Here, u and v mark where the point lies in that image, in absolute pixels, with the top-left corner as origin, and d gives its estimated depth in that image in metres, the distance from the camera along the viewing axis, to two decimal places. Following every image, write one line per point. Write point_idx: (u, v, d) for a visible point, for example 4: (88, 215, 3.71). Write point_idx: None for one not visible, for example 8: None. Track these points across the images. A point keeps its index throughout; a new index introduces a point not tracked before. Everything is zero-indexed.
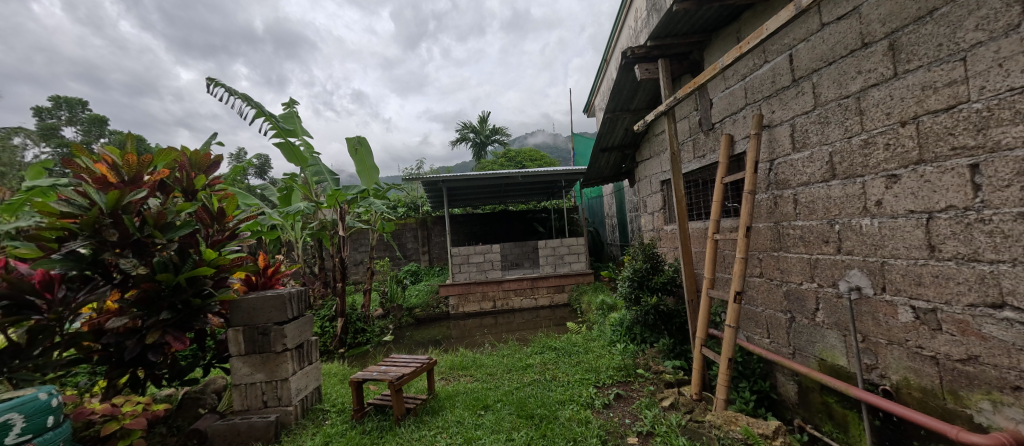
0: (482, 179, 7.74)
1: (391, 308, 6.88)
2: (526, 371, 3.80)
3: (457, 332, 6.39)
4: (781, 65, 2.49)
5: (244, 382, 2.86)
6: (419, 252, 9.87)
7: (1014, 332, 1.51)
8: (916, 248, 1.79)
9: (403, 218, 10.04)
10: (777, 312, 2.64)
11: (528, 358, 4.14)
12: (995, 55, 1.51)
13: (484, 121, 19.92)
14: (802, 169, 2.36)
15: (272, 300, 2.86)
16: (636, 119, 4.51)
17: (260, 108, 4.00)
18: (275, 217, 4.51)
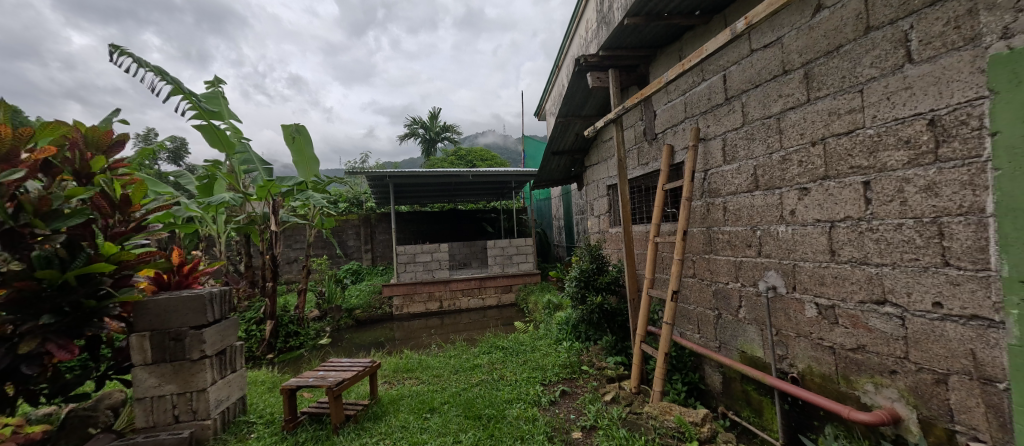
0: (430, 176, 7.64)
1: (329, 309, 6.61)
2: (473, 371, 3.84)
3: (399, 333, 6.28)
4: (716, 84, 2.74)
5: (151, 396, 2.65)
6: (361, 250, 9.53)
7: (892, 325, 1.76)
8: (820, 252, 2.05)
9: (344, 214, 9.71)
10: (706, 309, 2.90)
11: (475, 358, 4.18)
12: (883, 90, 1.76)
13: (434, 117, 19.60)
14: (731, 180, 2.62)
15: (189, 302, 2.67)
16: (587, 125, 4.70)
17: (177, 85, 3.71)
18: (194, 209, 4.16)
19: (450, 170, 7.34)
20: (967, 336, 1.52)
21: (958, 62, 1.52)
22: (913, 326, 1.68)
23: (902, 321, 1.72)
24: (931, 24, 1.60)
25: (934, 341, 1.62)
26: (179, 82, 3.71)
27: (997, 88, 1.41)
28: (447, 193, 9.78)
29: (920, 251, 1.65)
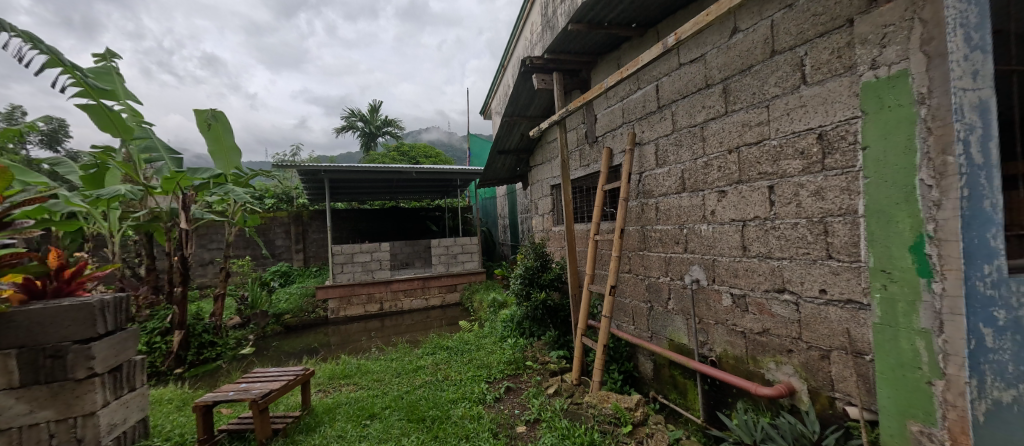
0: (370, 172, 7.38)
1: (253, 315, 6.11)
2: (416, 373, 3.82)
3: (335, 338, 6.07)
4: (650, 93, 2.96)
5: (15, 426, 2.14)
6: (290, 250, 9.00)
7: (789, 310, 2.03)
8: (735, 248, 2.31)
9: (272, 211, 9.08)
10: (640, 302, 3.13)
11: (418, 360, 4.16)
12: (785, 107, 2.02)
13: (374, 111, 18.90)
14: (662, 182, 2.85)
15: (73, 311, 2.26)
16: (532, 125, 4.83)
17: (58, 56, 3.15)
18: (77, 203, 3.58)
19: (392, 166, 7.18)
20: (843, 316, 1.80)
21: (840, 87, 1.78)
22: (805, 311, 1.96)
23: (797, 307, 2.00)
24: (820, 52, 1.86)
25: (819, 323, 1.90)
26: (60, 54, 3.14)
27: (866, 109, 1.68)
28: (389, 190, 9.51)
29: (810, 246, 1.93)
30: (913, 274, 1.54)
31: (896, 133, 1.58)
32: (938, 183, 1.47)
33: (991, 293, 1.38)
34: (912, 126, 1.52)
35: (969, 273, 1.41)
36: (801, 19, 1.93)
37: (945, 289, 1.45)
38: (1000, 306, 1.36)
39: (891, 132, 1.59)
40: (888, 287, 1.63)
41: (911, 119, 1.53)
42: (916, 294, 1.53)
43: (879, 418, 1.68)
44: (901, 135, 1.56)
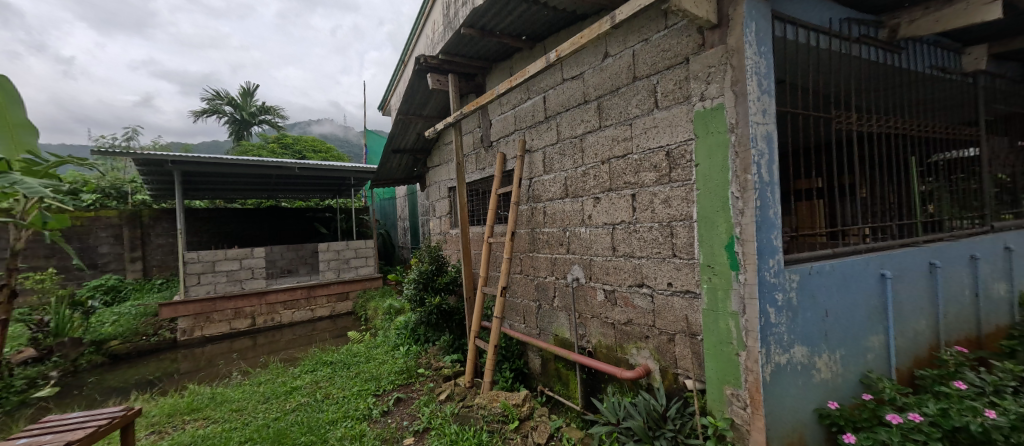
0: (238, 164, 6.49)
1: (57, 345, 4.98)
2: (290, 396, 3.49)
3: (185, 365, 5.28)
4: (538, 104, 3.17)
5: None
6: (122, 261, 7.50)
7: (646, 302, 2.36)
8: (606, 249, 2.60)
9: (94, 209, 7.38)
10: (530, 301, 3.31)
11: (295, 380, 3.82)
12: (643, 126, 2.34)
13: (247, 95, 16.70)
14: (548, 187, 3.06)
15: None
16: (428, 126, 4.78)
17: None
18: None
19: (268, 160, 6.47)
20: (684, 305, 2.15)
21: (681, 113, 2.12)
22: (657, 301, 2.29)
23: (652, 298, 2.32)
24: (668, 82, 2.20)
25: (668, 311, 2.23)
26: None
27: (697, 133, 2.03)
28: (265, 188, 8.53)
29: (661, 246, 2.26)
30: (727, 268, 1.90)
31: (716, 154, 1.93)
32: (742, 195, 1.83)
33: (775, 281, 1.81)
34: (725, 149, 1.88)
35: (761, 266, 1.79)
36: (655, 52, 2.26)
37: (746, 280, 1.82)
38: (779, 290, 1.82)
39: (713, 153, 1.95)
40: (711, 279, 1.98)
41: (725, 144, 1.89)
42: (728, 284, 1.90)
43: (706, 388, 2.03)
44: (719, 156, 1.92)
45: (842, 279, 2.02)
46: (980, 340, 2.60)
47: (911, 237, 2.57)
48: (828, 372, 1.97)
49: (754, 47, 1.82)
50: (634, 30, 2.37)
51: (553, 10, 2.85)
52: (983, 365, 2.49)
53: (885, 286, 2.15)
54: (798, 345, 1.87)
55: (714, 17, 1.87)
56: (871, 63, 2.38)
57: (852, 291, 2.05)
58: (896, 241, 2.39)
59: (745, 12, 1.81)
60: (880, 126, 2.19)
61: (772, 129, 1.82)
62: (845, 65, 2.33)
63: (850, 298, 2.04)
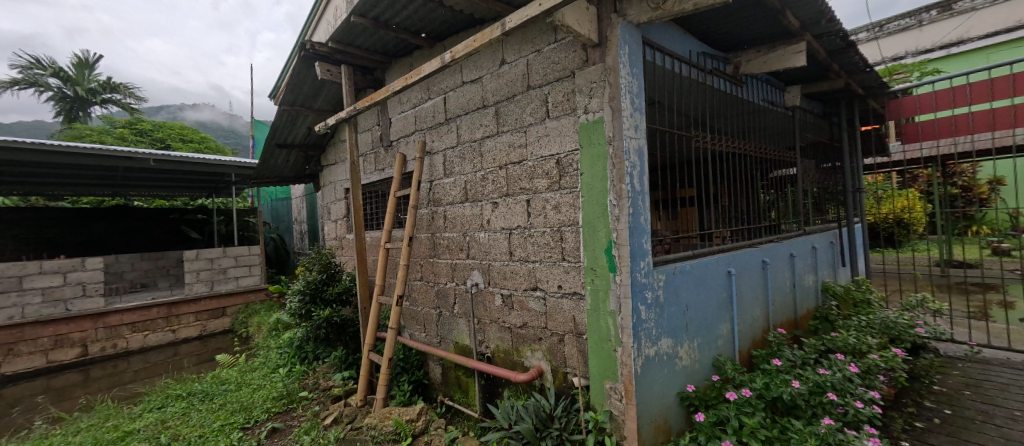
0: (64, 152, 5.22)
1: None
2: (123, 442, 2.88)
3: None
4: (438, 104, 3.10)
5: None
6: None
7: (540, 305, 2.43)
8: (503, 253, 2.63)
9: None
10: (430, 309, 3.22)
11: (131, 423, 3.16)
12: (536, 134, 2.42)
13: (81, 68, 13.91)
14: (449, 191, 3.01)
15: None
16: (320, 120, 4.41)
17: None
18: None
19: (110, 148, 5.31)
20: (572, 306, 2.26)
21: (569, 123, 2.25)
22: (549, 304, 2.38)
23: (545, 301, 2.41)
24: (558, 93, 2.31)
25: (559, 312, 2.33)
26: None
27: (581, 144, 2.17)
28: (108, 183, 7.05)
29: (552, 250, 2.35)
30: (606, 270, 2.06)
31: (597, 165, 2.09)
32: (618, 203, 2.01)
33: (645, 281, 2.03)
34: (604, 160, 2.05)
35: (633, 268, 1.98)
36: (546, 63, 2.36)
37: (621, 281, 1.99)
38: (648, 289, 2.04)
39: (594, 163, 2.11)
40: (593, 281, 2.13)
41: (604, 155, 2.06)
42: (607, 285, 2.06)
43: (589, 384, 2.17)
44: (599, 166, 2.08)
45: (699, 277, 2.33)
46: (797, 322, 3.19)
47: (755, 239, 3.02)
48: (688, 359, 2.25)
49: (627, 68, 2.03)
50: (528, 40, 2.46)
51: (450, 10, 2.81)
52: (798, 341, 3.08)
53: (731, 281, 2.52)
54: (663, 338, 2.11)
55: (595, 36, 2.04)
56: (720, 92, 2.78)
57: (706, 287, 2.37)
58: (741, 243, 2.79)
59: (620, 36, 2.02)
60: (727, 146, 2.56)
61: (642, 144, 2.05)
62: (698, 93, 2.67)
63: (705, 293, 2.36)
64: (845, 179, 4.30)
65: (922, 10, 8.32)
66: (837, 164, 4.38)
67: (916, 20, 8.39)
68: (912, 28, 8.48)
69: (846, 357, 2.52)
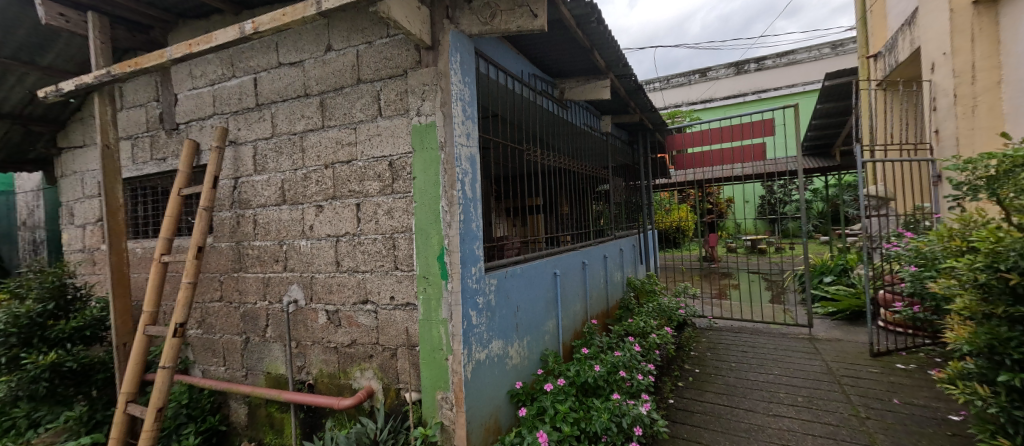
0: None
1: None
2: None
3: None
4: (246, 85, 2.56)
5: None
6: None
7: (370, 319, 2.24)
8: (329, 264, 2.33)
9: None
10: (232, 335, 2.62)
11: None
12: (367, 132, 2.23)
13: None
14: (260, 191, 2.51)
15: None
16: (51, 83, 3.15)
17: None
18: None
19: None
20: (405, 317, 2.15)
21: (402, 124, 2.14)
22: (381, 316, 2.21)
23: (376, 314, 2.22)
24: (390, 91, 2.17)
25: (392, 325, 2.18)
26: None
27: (414, 147, 2.10)
28: None
29: (384, 259, 2.20)
30: (439, 278, 2.04)
31: (430, 170, 2.06)
32: (450, 209, 2.03)
33: (476, 286, 2.11)
34: (437, 166, 2.04)
35: (464, 273, 2.03)
36: (378, 59, 2.20)
37: (453, 287, 2.01)
38: (479, 294, 2.13)
39: (427, 169, 2.07)
40: (426, 290, 2.08)
41: (436, 161, 2.05)
42: (439, 293, 2.04)
43: (421, 396, 2.11)
44: (432, 173, 2.06)
45: (528, 279, 2.52)
46: (608, 311, 3.81)
47: (581, 242, 3.47)
48: (518, 358, 2.41)
49: (459, 77, 2.09)
50: (357, 29, 2.25)
51: None
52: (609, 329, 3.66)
53: (556, 281, 2.81)
54: (494, 340, 2.21)
55: (427, 38, 2.01)
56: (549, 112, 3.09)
57: (535, 288, 2.58)
58: (568, 246, 3.17)
59: (451, 43, 2.05)
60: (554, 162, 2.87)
61: (473, 152, 2.14)
62: (533, 112, 2.94)
63: (534, 294, 2.57)
64: (641, 194, 5.33)
65: (690, 73, 11.48)
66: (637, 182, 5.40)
67: (687, 79, 11.54)
68: (685, 84, 11.63)
69: (637, 337, 3.08)
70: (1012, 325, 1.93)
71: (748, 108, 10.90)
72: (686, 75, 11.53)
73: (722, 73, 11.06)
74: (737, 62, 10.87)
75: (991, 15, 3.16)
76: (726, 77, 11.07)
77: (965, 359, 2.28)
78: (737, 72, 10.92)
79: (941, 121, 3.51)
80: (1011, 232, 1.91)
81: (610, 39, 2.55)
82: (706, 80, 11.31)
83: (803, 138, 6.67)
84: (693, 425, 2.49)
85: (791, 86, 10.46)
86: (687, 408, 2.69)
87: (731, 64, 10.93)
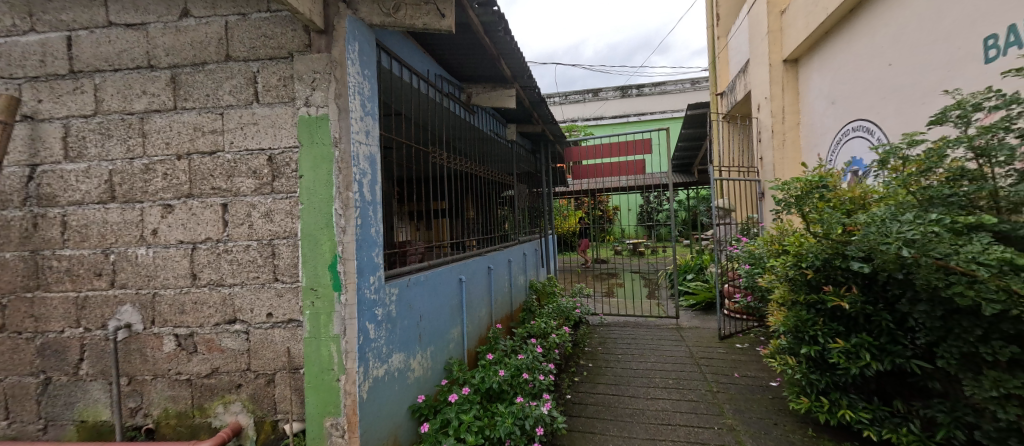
0: None
1: None
2: None
3: None
4: (55, 44, 1.94)
5: None
6: None
7: (239, 341, 1.87)
8: (181, 277, 1.88)
9: None
10: (22, 377, 1.94)
11: None
12: (239, 120, 1.87)
13: None
14: (74, 184, 1.92)
15: None
16: None
17: None
18: None
19: None
20: (285, 337, 1.85)
21: (285, 114, 1.86)
22: (253, 338, 1.86)
23: (246, 335, 1.87)
24: (270, 75, 1.87)
25: (267, 348, 1.86)
26: None
27: (302, 141, 1.84)
28: None
29: (260, 269, 1.87)
30: (330, 289, 1.82)
31: (321, 168, 1.83)
32: (344, 212, 1.82)
33: (375, 297, 1.94)
34: (329, 163, 1.81)
35: (361, 284, 1.85)
36: (254, 35, 1.87)
37: (348, 300, 1.81)
38: (378, 306, 1.96)
39: (318, 167, 1.83)
40: (314, 304, 1.83)
41: (328, 158, 1.82)
42: (331, 306, 1.81)
43: (305, 426, 1.84)
44: (323, 171, 1.83)
45: (430, 286, 2.44)
46: (512, 315, 3.94)
47: (485, 248, 3.57)
48: (420, 369, 2.29)
49: (358, 68, 1.91)
50: None
51: None
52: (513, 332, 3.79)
53: (461, 287, 2.85)
54: (394, 353, 2.06)
55: (318, 20, 1.78)
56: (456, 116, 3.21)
57: (440, 295, 2.56)
58: (473, 251, 3.25)
59: (348, 30, 1.85)
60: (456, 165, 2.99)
61: (373, 152, 1.97)
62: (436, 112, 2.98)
63: (435, 302, 2.50)
64: (544, 201, 5.72)
65: (585, 92, 12.47)
66: (540, 189, 5.78)
67: (582, 97, 12.51)
68: (581, 102, 12.61)
69: (539, 339, 3.20)
70: (807, 308, 2.51)
71: (632, 127, 12.26)
72: (581, 94, 12.50)
73: (611, 95, 12.28)
74: (623, 87, 12.21)
75: (793, 73, 4.17)
76: (614, 99, 12.33)
77: (779, 335, 2.91)
78: (623, 95, 12.24)
79: (765, 150, 4.49)
80: (808, 238, 2.48)
81: (515, 50, 2.82)
82: (598, 100, 12.44)
83: (672, 157, 7.81)
84: (589, 417, 2.71)
85: (664, 112, 12.15)
86: (582, 401, 2.91)
87: (617, 88, 12.22)
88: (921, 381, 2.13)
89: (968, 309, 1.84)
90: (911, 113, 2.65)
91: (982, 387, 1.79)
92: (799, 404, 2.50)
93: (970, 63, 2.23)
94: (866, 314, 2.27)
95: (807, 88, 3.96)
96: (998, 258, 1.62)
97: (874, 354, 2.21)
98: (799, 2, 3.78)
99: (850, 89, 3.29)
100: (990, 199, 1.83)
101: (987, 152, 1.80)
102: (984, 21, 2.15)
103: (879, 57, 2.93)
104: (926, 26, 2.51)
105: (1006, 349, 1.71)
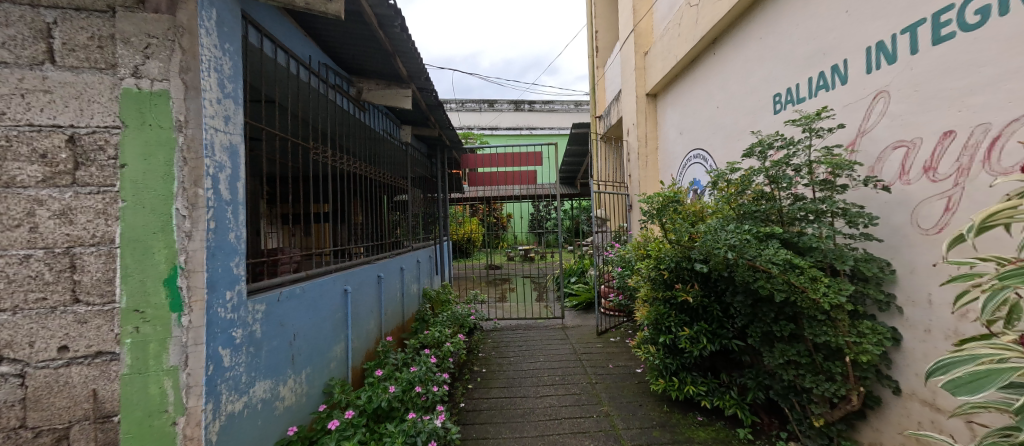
0: None
1: None
2: None
3: None
4: None
5: None
6: None
7: (7, 389, 1.35)
8: None
9: None
10: None
11: None
12: (17, 84, 1.36)
13: None
14: None
15: None
16: None
17: None
18: None
19: None
20: (89, 376, 1.40)
21: (98, 84, 1.42)
22: (34, 382, 1.37)
23: (21, 380, 1.36)
24: (77, 31, 1.41)
25: (57, 393, 1.39)
26: None
27: (127, 121, 1.43)
28: None
29: (48, 288, 1.38)
30: (165, 310, 1.44)
31: (156, 157, 1.44)
32: (190, 214, 1.48)
33: (232, 317, 1.61)
34: (169, 151, 1.45)
35: (211, 301, 1.51)
36: None
37: (192, 322, 1.46)
38: (237, 326, 1.63)
39: (152, 154, 1.44)
40: (140, 329, 1.43)
41: (168, 144, 1.45)
42: (166, 331, 1.44)
43: None
44: (160, 161, 1.45)
45: (307, 300, 2.14)
46: (404, 325, 3.71)
47: (375, 255, 3.29)
48: (292, 397, 1.97)
49: (215, 41, 1.58)
50: None
51: None
52: (404, 343, 3.56)
53: (347, 298, 2.55)
54: (258, 381, 1.74)
55: None
56: (343, 110, 2.92)
57: (319, 309, 2.24)
58: (361, 259, 2.98)
59: None
60: (344, 165, 2.73)
61: (234, 141, 1.65)
62: (319, 104, 2.65)
63: (314, 317, 2.19)
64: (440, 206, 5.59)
65: (481, 101, 12.54)
66: (435, 195, 5.62)
67: (478, 106, 12.50)
68: (476, 110, 12.59)
69: (432, 349, 3.05)
70: (664, 302, 2.79)
71: (524, 140, 12.74)
72: (478, 103, 12.51)
73: (505, 107, 12.59)
74: (517, 101, 12.64)
75: (653, 106, 4.74)
76: (508, 111, 12.68)
77: (642, 328, 3.18)
78: (516, 108, 12.68)
79: (633, 169, 5.01)
80: (663, 244, 2.76)
81: (412, 50, 2.67)
82: (493, 110, 12.63)
83: (559, 170, 8.29)
84: (483, 422, 2.66)
85: (552, 128, 12.95)
86: (475, 408, 2.84)
87: (511, 101, 12.59)
88: (739, 356, 2.54)
89: (766, 299, 2.17)
90: (731, 149, 3.15)
91: (773, 356, 2.16)
92: (657, 385, 2.75)
93: (766, 112, 2.74)
94: (706, 305, 2.62)
95: (663, 120, 4.53)
96: (784, 258, 1.95)
97: (709, 338, 2.57)
98: (657, 46, 4.32)
99: (692, 124, 3.83)
100: (778, 215, 2.18)
101: (777, 180, 2.14)
102: (775, 81, 2.66)
103: (711, 100, 3.46)
104: (742, 79, 3.02)
105: (787, 326, 2.08)
